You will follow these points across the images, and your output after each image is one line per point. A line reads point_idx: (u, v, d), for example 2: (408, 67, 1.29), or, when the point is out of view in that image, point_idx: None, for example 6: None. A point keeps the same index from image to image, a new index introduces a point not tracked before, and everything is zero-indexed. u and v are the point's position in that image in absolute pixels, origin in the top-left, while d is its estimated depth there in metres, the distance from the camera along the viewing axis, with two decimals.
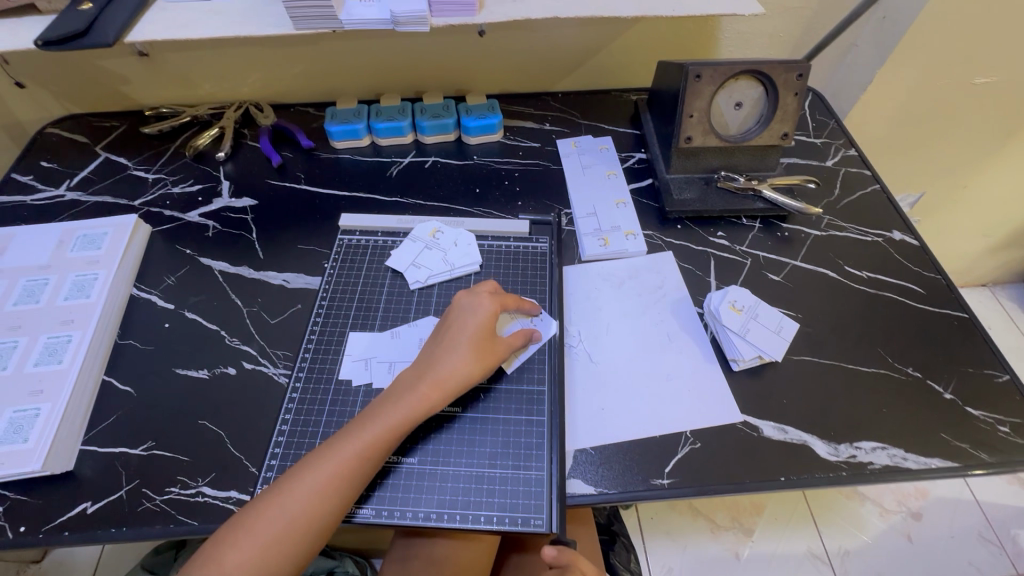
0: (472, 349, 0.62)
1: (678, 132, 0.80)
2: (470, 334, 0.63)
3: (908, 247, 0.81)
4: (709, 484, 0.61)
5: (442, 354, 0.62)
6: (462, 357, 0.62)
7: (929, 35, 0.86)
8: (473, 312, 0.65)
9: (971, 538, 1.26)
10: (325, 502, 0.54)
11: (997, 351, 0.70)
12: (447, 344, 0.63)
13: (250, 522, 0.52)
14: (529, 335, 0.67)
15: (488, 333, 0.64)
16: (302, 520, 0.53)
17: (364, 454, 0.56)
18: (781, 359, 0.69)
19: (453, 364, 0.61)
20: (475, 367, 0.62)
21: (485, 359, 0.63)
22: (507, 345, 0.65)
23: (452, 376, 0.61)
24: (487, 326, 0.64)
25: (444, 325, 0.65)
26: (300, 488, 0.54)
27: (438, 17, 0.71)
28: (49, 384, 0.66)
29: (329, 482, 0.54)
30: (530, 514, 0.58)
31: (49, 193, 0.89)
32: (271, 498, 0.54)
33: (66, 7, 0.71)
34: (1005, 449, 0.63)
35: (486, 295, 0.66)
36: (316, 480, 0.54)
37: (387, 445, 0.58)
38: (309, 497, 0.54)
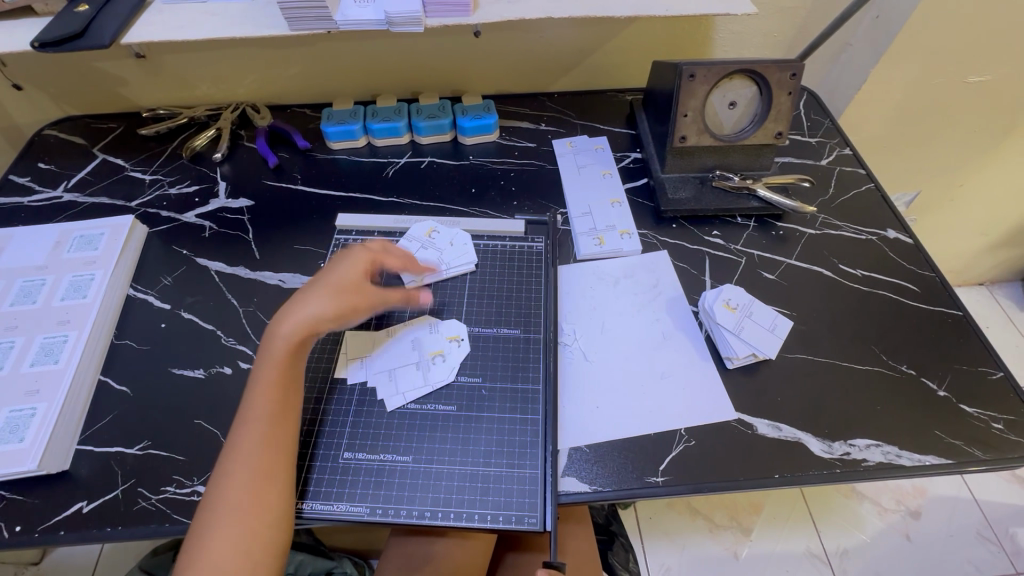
0: (333, 294, 0.63)
1: (673, 131, 0.81)
2: (321, 281, 0.64)
3: (902, 246, 0.81)
4: (704, 481, 0.61)
5: (297, 300, 0.63)
6: (317, 298, 0.62)
7: (922, 34, 0.87)
8: (343, 263, 0.66)
9: (970, 537, 1.26)
10: (258, 469, 0.55)
11: (991, 349, 0.71)
12: (307, 291, 0.63)
13: (207, 522, 0.52)
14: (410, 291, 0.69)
15: (348, 277, 0.65)
16: (245, 494, 0.53)
17: (270, 415, 0.57)
18: (775, 357, 0.70)
19: (310, 304, 0.62)
20: (339, 305, 0.63)
21: (347, 296, 0.64)
22: (377, 293, 0.66)
23: (316, 314, 0.62)
24: (344, 271, 0.65)
25: (305, 282, 0.66)
26: (229, 468, 0.54)
27: (433, 18, 0.72)
28: (44, 384, 0.66)
29: (253, 451, 0.55)
30: (524, 512, 0.58)
31: (47, 195, 0.90)
32: (214, 491, 0.54)
33: (63, 9, 0.71)
34: (998, 446, 0.63)
35: (361, 250, 0.68)
36: (240, 456, 0.55)
37: (282, 397, 0.59)
38: (240, 473, 0.54)
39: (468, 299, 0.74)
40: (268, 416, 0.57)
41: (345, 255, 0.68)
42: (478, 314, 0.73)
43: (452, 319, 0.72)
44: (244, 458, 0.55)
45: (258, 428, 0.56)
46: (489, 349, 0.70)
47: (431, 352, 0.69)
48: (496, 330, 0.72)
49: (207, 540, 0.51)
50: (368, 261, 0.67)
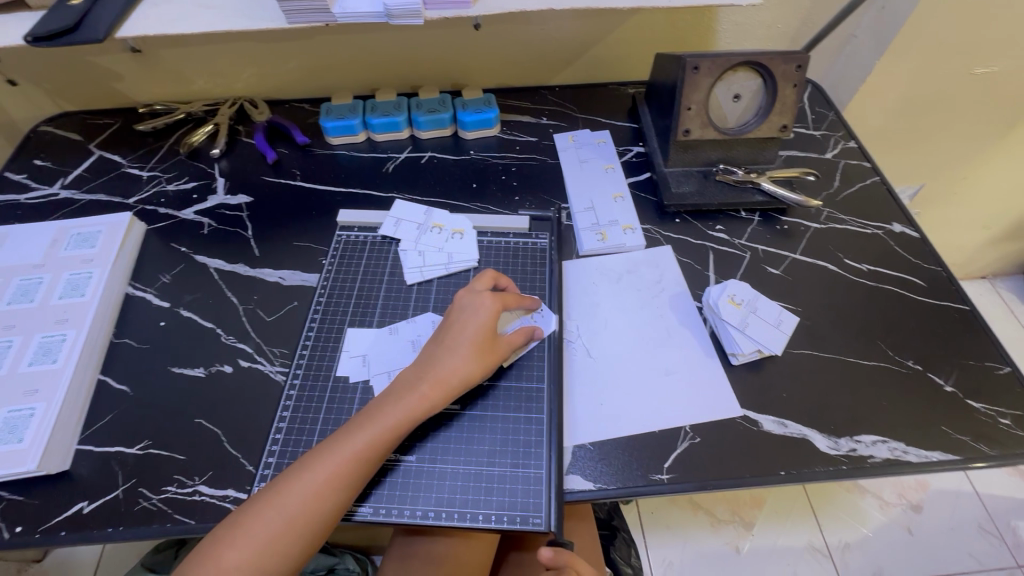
0: (472, 349, 0.62)
1: (676, 124, 0.79)
2: (464, 337, 0.62)
3: (908, 239, 0.80)
4: (709, 479, 0.60)
5: (440, 357, 0.61)
6: (461, 362, 0.61)
7: (928, 26, 0.86)
8: (475, 312, 0.64)
9: (971, 529, 1.26)
10: (327, 502, 0.54)
11: (997, 343, 0.70)
12: (449, 345, 0.62)
13: (247, 522, 0.52)
14: (529, 332, 0.66)
15: (488, 334, 0.63)
16: (295, 520, 0.52)
17: (358, 457, 0.55)
18: (780, 353, 0.69)
19: (454, 367, 0.61)
20: (477, 369, 0.61)
21: (486, 361, 0.62)
22: (508, 345, 0.64)
23: (453, 378, 0.60)
24: (486, 327, 0.63)
25: (445, 324, 0.65)
26: (297, 486, 0.54)
27: (432, 10, 0.70)
28: (43, 384, 0.65)
29: (329, 482, 0.54)
30: (529, 513, 0.58)
31: (43, 192, 0.89)
32: (270, 497, 0.53)
33: (56, 3, 0.70)
34: (1005, 442, 0.63)
35: (488, 296, 0.65)
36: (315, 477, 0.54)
37: (382, 448, 0.57)
38: (310, 496, 0.53)
39: None
40: (361, 457, 0.55)
41: (472, 296, 0.66)
42: None
43: None
44: (315, 481, 0.54)
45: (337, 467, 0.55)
46: None
47: None
48: None
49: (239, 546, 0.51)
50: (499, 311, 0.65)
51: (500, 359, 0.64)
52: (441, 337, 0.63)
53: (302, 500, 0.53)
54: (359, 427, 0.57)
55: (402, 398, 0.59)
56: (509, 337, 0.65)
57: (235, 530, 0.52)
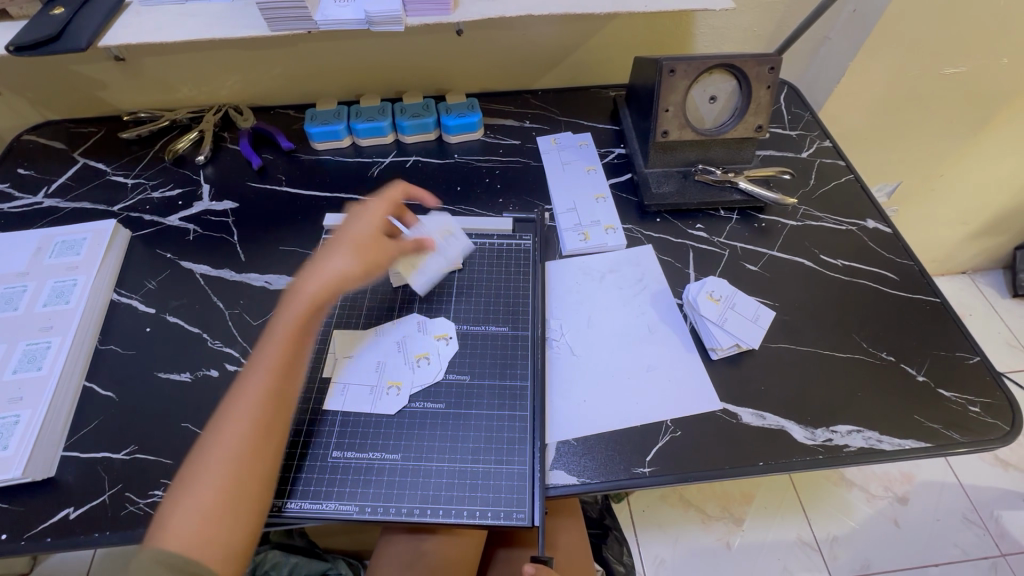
0: (351, 249, 0.66)
1: (655, 126, 0.81)
2: (345, 238, 0.67)
3: (881, 235, 0.82)
4: (689, 471, 0.62)
5: (312, 264, 0.65)
6: (339, 260, 0.65)
7: (897, 27, 0.88)
8: (357, 220, 0.69)
9: (956, 520, 1.28)
10: (254, 422, 0.56)
11: (968, 334, 0.72)
12: (329, 250, 0.66)
13: (197, 462, 0.54)
14: (421, 243, 0.73)
15: (370, 235, 0.67)
16: (239, 439, 0.55)
17: (275, 371, 0.59)
18: (758, 347, 0.71)
19: (330, 266, 0.64)
20: (358, 264, 0.65)
21: (369, 257, 0.66)
22: (394, 246, 0.69)
23: (331, 273, 0.64)
24: (371, 226, 0.68)
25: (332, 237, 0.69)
26: (227, 416, 0.57)
27: (413, 17, 0.72)
28: (28, 391, 0.66)
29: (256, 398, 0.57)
30: (513, 508, 0.59)
31: (27, 201, 0.89)
32: (208, 434, 0.56)
33: (38, 12, 0.71)
34: (975, 429, 0.64)
35: (372, 203, 0.70)
36: (238, 402, 0.57)
37: (291, 353, 0.61)
38: (230, 427, 0.56)
39: (457, 297, 0.75)
40: (276, 368, 0.59)
41: (358, 207, 0.71)
42: (467, 312, 0.73)
43: (441, 319, 0.72)
44: (235, 411, 0.57)
45: (252, 390, 0.58)
46: (477, 346, 0.70)
47: (418, 353, 0.69)
48: (485, 328, 0.72)
49: (200, 481, 0.53)
50: (384, 216, 0.70)
51: (386, 257, 0.67)
52: (328, 245, 0.68)
53: (237, 422, 0.56)
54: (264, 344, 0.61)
55: (288, 310, 0.62)
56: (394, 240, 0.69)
57: (187, 479, 0.54)
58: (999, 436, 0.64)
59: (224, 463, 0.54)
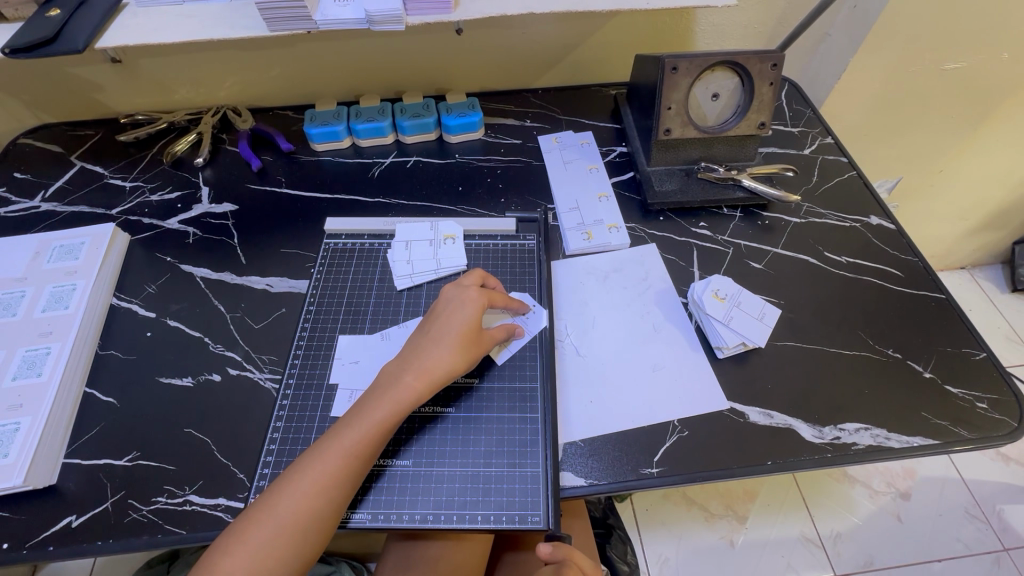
0: (456, 341, 0.62)
1: (657, 124, 0.81)
2: (451, 328, 0.63)
3: (885, 231, 0.82)
4: (699, 471, 0.61)
5: (427, 348, 0.62)
6: (445, 355, 0.61)
7: (898, 23, 0.88)
8: (462, 305, 0.64)
9: (959, 515, 1.28)
10: (323, 498, 0.54)
11: (973, 329, 0.72)
12: (433, 337, 0.62)
13: (253, 527, 0.52)
14: (511, 329, 0.67)
15: (474, 328, 0.63)
16: (296, 518, 0.52)
17: (352, 456, 0.55)
18: (764, 345, 0.70)
19: (439, 359, 0.61)
20: (460, 361, 0.62)
21: (470, 352, 0.63)
22: (490, 341, 0.65)
23: (440, 368, 0.60)
24: (472, 321, 0.63)
25: (430, 318, 0.65)
26: (293, 487, 0.54)
27: (413, 16, 0.71)
28: (28, 398, 0.65)
29: (328, 481, 0.54)
30: (527, 511, 0.58)
31: (24, 205, 0.88)
32: (272, 501, 0.53)
33: (33, 14, 0.70)
34: (983, 425, 0.64)
35: (473, 289, 0.66)
36: (309, 477, 0.54)
37: (374, 443, 0.57)
38: (301, 497, 0.53)
39: None
40: (355, 455, 0.56)
41: (458, 290, 0.67)
42: None
43: None
44: (313, 479, 0.54)
45: (330, 463, 0.55)
46: None
47: None
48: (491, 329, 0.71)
49: (245, 548, 0.51)
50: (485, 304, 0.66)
51: (483, 350, 0.65)
52: (429, 327, 0.64)
53: (305, 500, 0.53)
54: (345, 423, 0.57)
55: (391, 389, 0.59)
56: (492, 332, 0.66)
57: (240, 532, 0.52)
58: (1007, 432, 0.64)
59: (280, 540, 0.52)
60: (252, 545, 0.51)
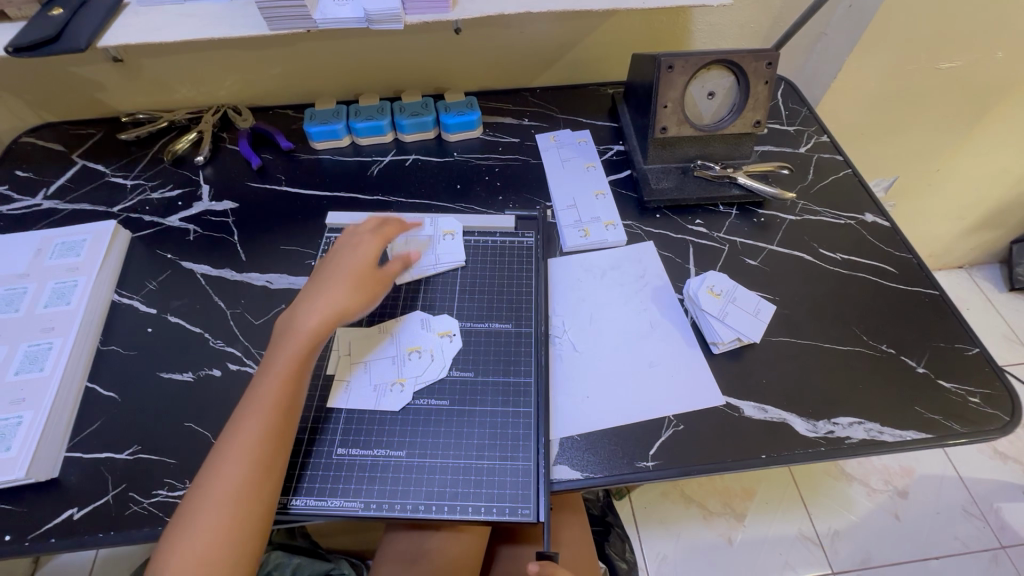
0: (350, 276, 0.66)
1: (654, 122, 0.82)
2: (342, 270, 0.67)
3: (879, 228, 0.83)
4: (693, 464, 0.62)
5: (323, 286, 0.65)
6: (341, 290, 0.65)
7: (893, 23, 0.89)
8: (355, 248, 0.70)
9: (956, 513, 1.29)
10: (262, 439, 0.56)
11: (966, 325, 0.72)
12: (325, 278, 0.67)
13: (201, 497, 0.52)
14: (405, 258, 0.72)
15: (367, 264, 0.68)
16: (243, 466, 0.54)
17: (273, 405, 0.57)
18: (759, 341, 0.71)
19: (334, 292, 0.65)
20: (356, 290, 0.66)
21: (366, 282, 0.67)
22: (388, 277, 0.70)
23: (338, 302, 0.64)
24: (364, 259, 0.69)
25: (324, 265, 0.69)
26: (232, 439, 0.55)
27: (412, 15, 0.72)
28: (29, 392, 0.65)
29: (263, 419, 0.56)
30: (518, 504, 0.59)
31: (26, 203, 0.89)
32: (218, 456, 0.55)
33: (36, 13, 0.71)
34: (975, 419, 0.65)
35: (364, 236, 0.72)
36: (245, 427, 0.56)
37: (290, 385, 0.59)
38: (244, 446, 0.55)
39: (459, 295, 0.75)
40: (279, 393, 0.58)
41: (352, 238, 0.72)
42: (469, 310, 0.74)
43: (444, 315, 0.72)
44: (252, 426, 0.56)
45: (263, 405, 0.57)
46: (481, 343, 0.70)
47: (412, 347, 0.69)
48: (488, 324, 0.72)
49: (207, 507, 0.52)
50: (376, 244, 0.71)
51: (382, 284, 0.69)
52: (324, 271, 0.68)
53: (248, 438, 0.55)
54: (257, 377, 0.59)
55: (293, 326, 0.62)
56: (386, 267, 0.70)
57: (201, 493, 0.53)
58: (999, 426, 0.64)
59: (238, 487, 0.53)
60: (203, 515, 0.51)
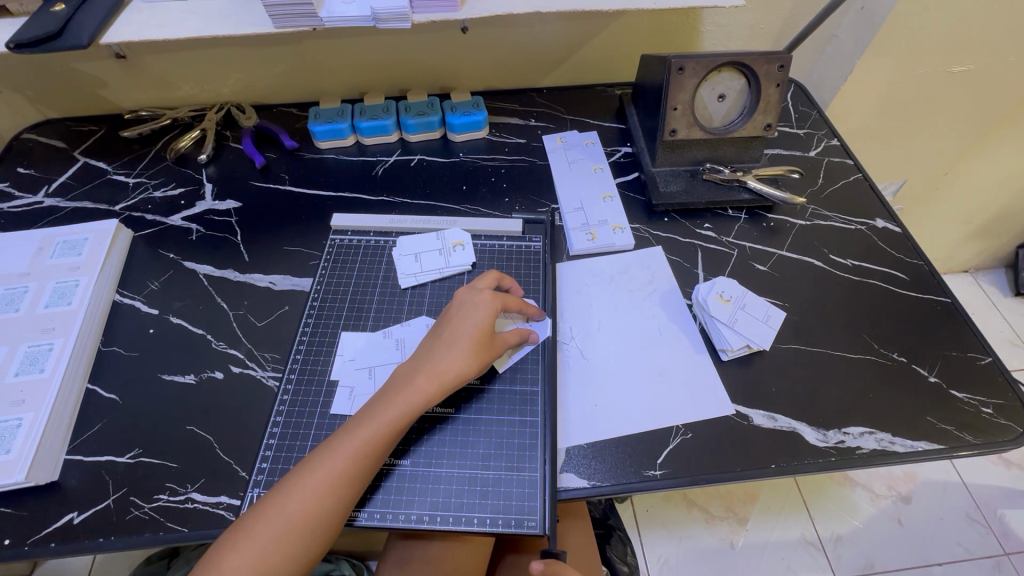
0: (469, 345, 0.62)
1: (663, 125, 0.80)
2: (463, 333, 0.62)
3: (891, 234, 0.82)
4: (701, 474, 0.61)
5: (437, 351, 0.61)
6: (457, 356, 0.61)
7: (906, 26, 0.87)
8: (475, 309, 0.64)
9: (960, 519, 1.28)
10: (334, 496, 0.54)
11: (979, 334, 0.71)
12: (447, 339, 0.62)
13: (259, 526, 0.51)
14: (523, 335, 0.67)
15: (486, 332, 0.63)
16: (309, 510, 0.53)
17: (345, 474, 0.54)
18: (769, 348, 0.70)
19: (451, 359, 0.61)
20: (472, 364, 0.61)
21: (482, 355, 0.62)
22: (502, 345, 0.65)
23: (452, 372, 0.60)
24: (484, 325, 0.63)
25: (443, 323, 0.65)
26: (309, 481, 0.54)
27: (420, 14, 0.71)
28: (31, 394, 0.65)
29: (345, 473, 0.54)
30: (523, 516, 0.58)
31: (27, 200, 0.88)
32: (291, 486, 0.53)
33: (38, 9, 0.70)
34: (988, 430, 0.64)
35: (485, 292, 0.66)
36: (325, 474, 0.54)
37: (373, 454, 0.56)
38: (314, 495, 0.53)
39: None
40: (368, 451, 0.55)
41: (471, 293, 0.66)
42: None
43: None
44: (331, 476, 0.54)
45: (348, 460, 0.55)
46: None
47: None
48: None
49: (263, 532, 0.51)
50: (496, 306, 0.65)
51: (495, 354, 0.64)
52: (441, 331, 0.64)
53: (325, 485, 0.53)
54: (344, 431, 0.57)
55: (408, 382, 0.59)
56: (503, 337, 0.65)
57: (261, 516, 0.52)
58: (1012, 437, 0.63)
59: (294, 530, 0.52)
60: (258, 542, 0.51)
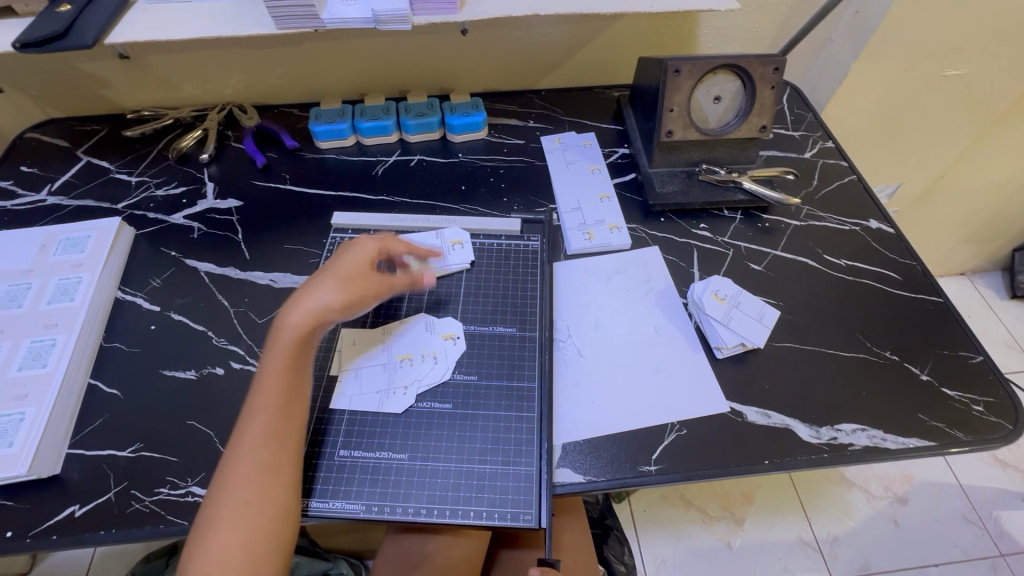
0: (340, 280, 0.64)
1: (659, 126, 0.81)
2: (334, 272, 0.65)
3: (885, 235, 0.83)
4: (695, 470, 0.62)
5: (307, 292, 0.63)
6: (329, 291, 0.63)
7: (900, 30, 0.89)
8: (351, 252, 0.67)
9: (956, 520, 1.29)
10: (264, 450, 0.54)
11: (971, 333, 0.72)
12: (316, 279, 0.65)
13: (214, 518, 0.51)
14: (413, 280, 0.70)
15: (361, 269, 0.66)
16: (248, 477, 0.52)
17: (266, 434, 0.55)
18: (764, 346, 0.71)
19: (322, 296, 0.62)
20: (344, 296, 0.63)
21: (357, 287, 0.64)
22: (384, 282, 0.67)
23: (322, 304, 0.62)
24: (358, 263, 0.66)
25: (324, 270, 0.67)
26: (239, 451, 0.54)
27: (420, 16, 0.72)
28: (33, 388, 0.65)
29: (265, 429, 0.55)
30: (519, 510, 0.59)
31: (30, 198, 0.89)
32: (227, 467, 0.53)
33: (44, 10, 0.71)
34: (979, 428, 0.65)
35: (364, 238, 0.69)
36: (251, 438, 0.54)
37: (283, 406, 0.56)
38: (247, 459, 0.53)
39: (464, 297, 0.75)
40: (276, 402, 0.56)
41: (353, 241, 0.70)
42: (474, 313, 0.74)
43: (448, 318, 0.72)
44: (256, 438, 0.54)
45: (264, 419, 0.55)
46: (484, 346, 0.70)
47: (402, 354, 0.69)
48: (492, 328, 0.72)
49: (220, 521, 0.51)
50: (377, 249, 0.69)
51: (377, 291, 0.66)
52: (317, 276, 0.66)
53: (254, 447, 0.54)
54: (256, 389, 0.57)
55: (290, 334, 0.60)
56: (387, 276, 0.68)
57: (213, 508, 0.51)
58: (1003, 434, 0.64)
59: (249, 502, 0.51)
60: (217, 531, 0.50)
